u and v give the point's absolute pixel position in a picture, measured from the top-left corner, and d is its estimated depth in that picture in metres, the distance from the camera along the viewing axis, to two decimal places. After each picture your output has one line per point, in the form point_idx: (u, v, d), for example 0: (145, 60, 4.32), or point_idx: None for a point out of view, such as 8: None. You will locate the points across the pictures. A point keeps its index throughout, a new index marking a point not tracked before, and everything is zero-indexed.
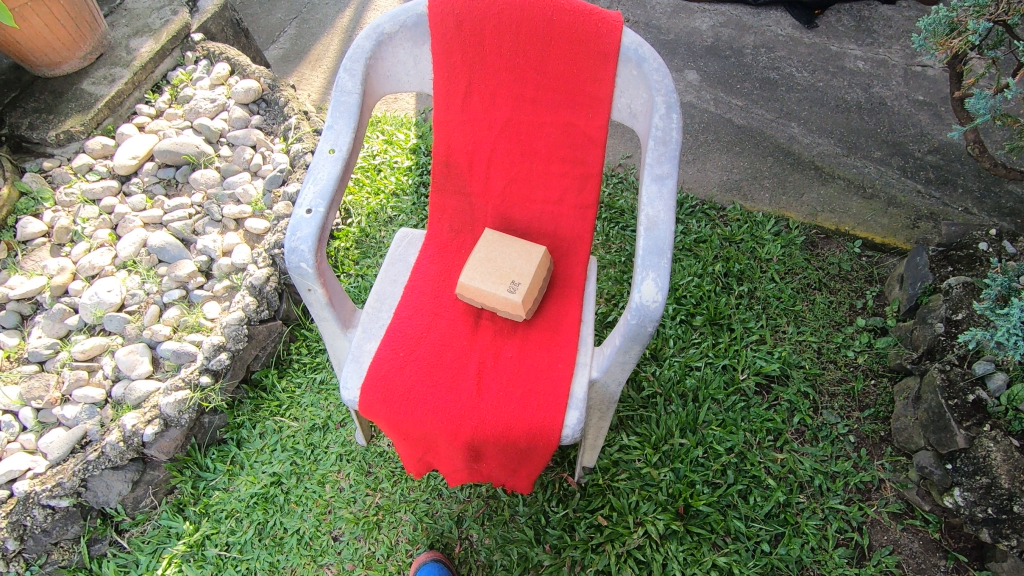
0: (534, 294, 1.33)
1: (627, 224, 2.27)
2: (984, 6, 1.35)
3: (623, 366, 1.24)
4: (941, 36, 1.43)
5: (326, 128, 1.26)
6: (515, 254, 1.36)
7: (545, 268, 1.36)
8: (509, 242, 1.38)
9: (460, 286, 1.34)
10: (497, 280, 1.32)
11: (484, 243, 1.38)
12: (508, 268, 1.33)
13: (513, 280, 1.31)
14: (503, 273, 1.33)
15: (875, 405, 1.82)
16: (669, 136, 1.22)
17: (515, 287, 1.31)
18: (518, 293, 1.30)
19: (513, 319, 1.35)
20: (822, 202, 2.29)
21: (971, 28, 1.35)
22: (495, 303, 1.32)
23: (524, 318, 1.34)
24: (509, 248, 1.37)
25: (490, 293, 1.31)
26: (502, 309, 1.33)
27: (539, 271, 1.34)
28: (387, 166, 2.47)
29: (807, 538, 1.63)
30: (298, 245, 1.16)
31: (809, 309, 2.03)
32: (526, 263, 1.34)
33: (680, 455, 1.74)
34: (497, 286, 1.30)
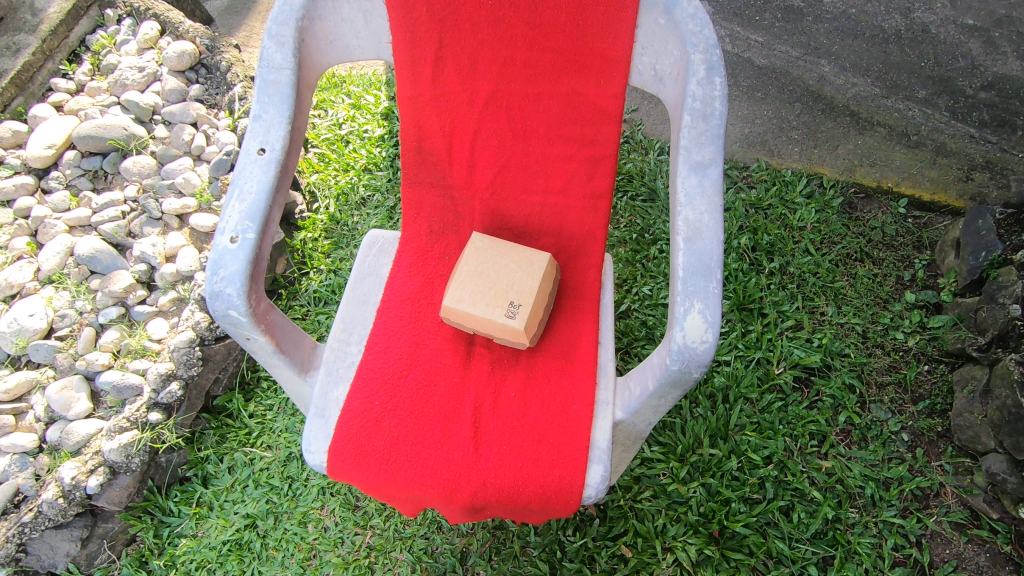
0: (540, 315, 1.07)
1: (636, 193, 1.97)
2: None
3: (656, 408, 0.98)
4: None
5: (253, 119, 0.94)
6: (512, 264, 1.08)
7: (551, 280, 1.09)
8: (504, 249, 1.10)
9: (444, 307, 1.07)
10: (492, 300, 1.05)
11: (471, 252, 1.10)
12: (505, 284, 1.06)
13: (511, 301, 1.05)
14: (499, 291, 1.06)
15: (931, 396, 1.59)
16: (711, 107, 0.92)
17: (516, 309, 1.04)
18: (519, 319, 1.03)
19: (515, 347, 1.09)
20: (860, 154, 2.00)
21: None
22: (489, 330, 1.06)
23: (528, 345, 1.07)
24: (503, 256, 1.09)
25: (483, 319, 1.05)
26: (498, 337, 1.07)
27: (543, 286, 1.07)
28: (356, 137, 2.13)
29: (862, 559, 1.42)
30: (223, 287, 0.86)
31: (851, 285, 1.78)
32: (528, 276, 1.07)
33: (711, 468, 1.53)
34: (493, 307, 1.05)
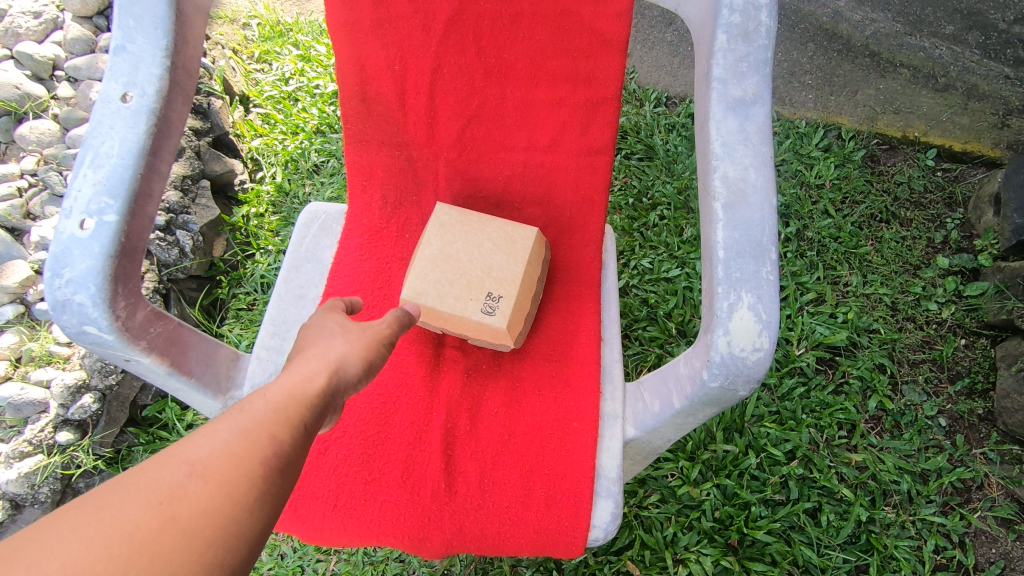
0: (525, 308, 0.85)
1: (631, 150, 1.72)
2: None
3: (680, 427, 0.75)
4: None
5: (114, 49, 0.67)
6: (488, 245, 0.86)
7: (538, 262, 0.87)
8: (477, 224, 0.87)
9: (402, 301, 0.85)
10: (464, 291, 0.84)
11: (435, 229, 0.87)
12: (479, 270, 0.85)
13: (488, 292, 0.84)
14: (473, 278, 0.84)
15: (971, 373, 1.41)
16: (753, 24, 0.68)
17: (495, 302, 0.83)
18: (499, 315, 0.82)
19: (496, 348, 0.88)
20: (883, 99, 1.74)
21: None
22: (461, 330, 0.85)
23: (512, 345, 0.86)
24: (477, 234, 0.86)
25: (452, 316, 0.83)
26: (473, 337, 0.86)
27: (528, 271, 0.86)
28: (305, 93, 1.82)
29: (899, 565, 1.24)
30: (71, 294, 0.60)
31: (876, 250, 1.56)
32: (509, 259, 0.85)
33: (726, 466, 1.33)
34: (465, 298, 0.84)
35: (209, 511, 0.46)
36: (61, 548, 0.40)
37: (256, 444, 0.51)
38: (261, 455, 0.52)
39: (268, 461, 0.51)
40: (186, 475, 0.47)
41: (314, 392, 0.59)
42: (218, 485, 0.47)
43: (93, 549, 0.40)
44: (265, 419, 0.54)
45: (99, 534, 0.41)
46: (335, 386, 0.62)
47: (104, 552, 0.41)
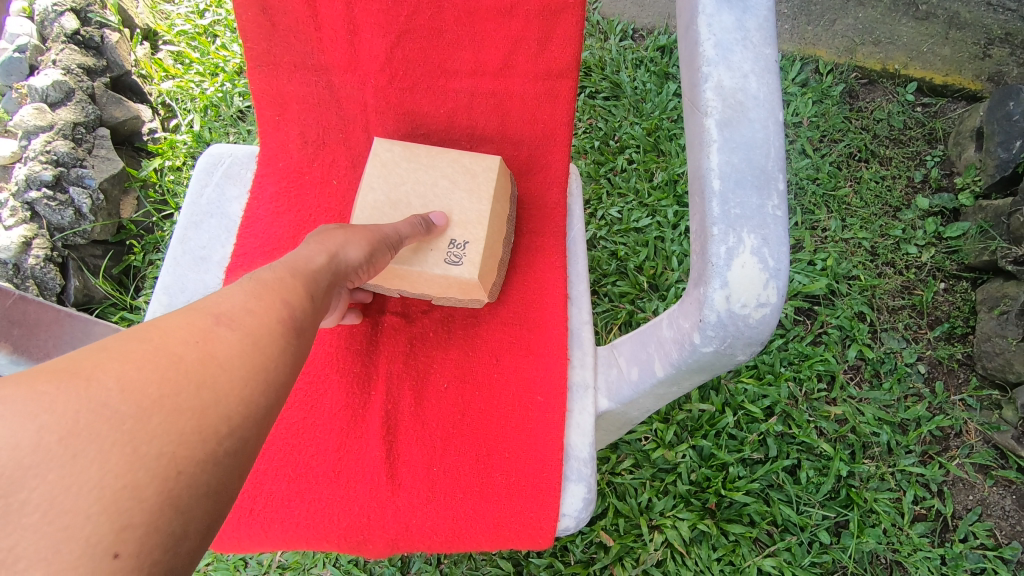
0: (497, 253, 0.72)
1: (596, 89, 1.56)
2: None
3: (662, 396, 0.64)
4: None
5: None
6: (444, 183, 0.71)
7: (504, 200, 0.73)
8: (426, 158, 0.72)
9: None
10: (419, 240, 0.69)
11: (375, 169, 0.71)
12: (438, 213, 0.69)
13: (451, 238, 0.69)
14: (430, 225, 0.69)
15: (950, 318, 1.34)
16: None
17: (460, 249, 0.69)
18: (468, 264, 0.68)
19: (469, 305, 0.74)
20: (861, 30, 1.63)
21: None
22: (423, 288, 0.70)
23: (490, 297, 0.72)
24: (428, 171, 0.71)
25: (410, 271, 0.68)
26: (437, 296, 0.71)
27: (495, 211, 0.72)
28: (223, 27, 1.57)
29: (879, 519, 1.19)
30: None
31: (855, 191, 1.47)
32: (470, 197, 0.70)
33: (702, 426, 1.25)
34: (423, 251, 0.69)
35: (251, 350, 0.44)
36: (117, 364, 0.38)
37: (280, 298, 0.49)
38: (287, 309, 0.49)
39: (295, 314, 0.49)
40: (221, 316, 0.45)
41: (318, 269, 0.54)
42: (253, 329, 0.45)
43: (147, 367, 0.39)
44: (286, 279, 0.51)
45: (152, 355, 0.40)
46: (337, 267, 0.57)
47: (156, 378, 0.39)
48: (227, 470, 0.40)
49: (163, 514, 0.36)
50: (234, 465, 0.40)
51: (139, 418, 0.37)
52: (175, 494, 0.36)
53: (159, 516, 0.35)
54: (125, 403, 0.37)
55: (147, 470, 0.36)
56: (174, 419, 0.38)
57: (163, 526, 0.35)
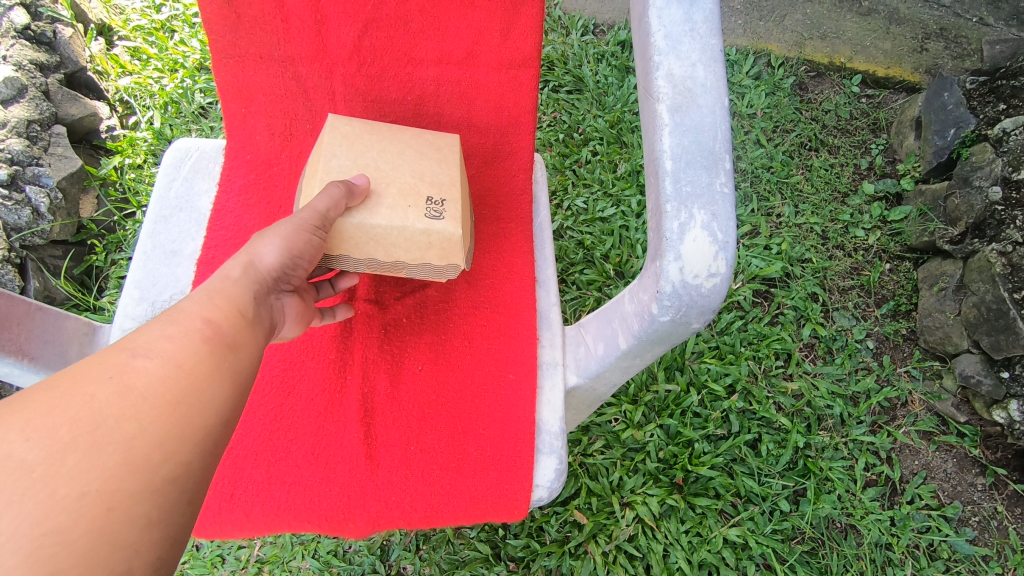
0: (470, 216, 0.73)
1: (559, 83, 1.59)
2: None
3: (626, 370, 0.68)
4: None
5: None
6: (411, 152, 0.71)
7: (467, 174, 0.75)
8: (390, 131, 0.72)
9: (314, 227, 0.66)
10: (394, 200, 0.68)
11: (339, 138, 0.70)
12: (410, 177, 0.70)
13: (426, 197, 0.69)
14: (403, 185, 0.69)
15: (896, 296, 1.43)
16: None
17: (439, 206, 0.69)
18: (449, 218, 0.68)
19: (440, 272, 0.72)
20: (809, 25, 1.71)
21: None
22: (402, 248, 0.68)
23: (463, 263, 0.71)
24: (393, 142, 0.72)
25: (390, 227, 0.67)
26: (413, 263, 0.69)
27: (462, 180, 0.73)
28: (182, 22, 1.56)
29: (835, 486, 1.27)
30: None
31: (807, 178, 1.55)
32: (440, 164, 0.71)
33: (669, 406, 1.31)
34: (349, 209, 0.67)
35: (175, 376, 0.48)
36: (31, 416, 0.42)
37: (201, 319, 0.52)
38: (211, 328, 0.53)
39: (219, 332, 0.52)
40: (141, 349, 0.48)
41: (235, 281, 0.58)
42: (173, 356, 0.49)
43: (59, 414, 0.43)
44: (206, 301, 0.54)
45: (66, 401, 0.44)
46: (255, 274, 0.59)
47: (71, 425, 0.43)
48: (163, 494, 0.44)
49: (90, 548, 0.40)
50: (172, 488, 0.45)
51: (54, 461, 0.41)
52: (101, 529, 0.41)
53: (86, 551, 0.40)
54: (40, 450, 0.41)
55: (68, 510, 0.40)
56: (94, 455, 0.42)
57: (94, 558, 0.40)
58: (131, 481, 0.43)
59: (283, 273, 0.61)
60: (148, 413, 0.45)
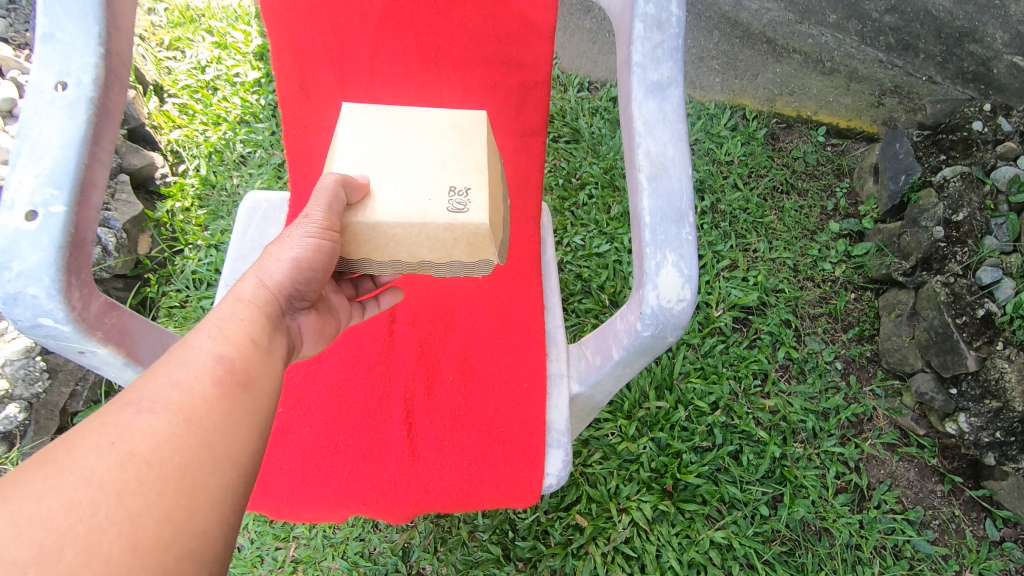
0: (493, 203, 0.78)
1: (558, 134, 1.80)
2: None
3: (618, 378, 0.84)
4: None
5: (43, 38, 0.65)
6: (431, 137, 0.77)
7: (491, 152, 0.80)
8: (409, 120, 0.78)
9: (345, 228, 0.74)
10: (421, 194, 0.74)
11: (359, 138, 0.77)
12: (432, 166, 0.75)
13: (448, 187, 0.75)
14: (426, 177, 0.75)
15: (860, 322, 1.60)
16: (665, 15, 0.76)
17: (461, 195, 0.74)
18: (473, 208, 0.74)
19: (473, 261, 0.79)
20: (779, 83, 1.92)
21: None
22: (435, 248, 0.75)
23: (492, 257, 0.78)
24: (412, 131, 0.78)
25: (417, 220, 0.73)
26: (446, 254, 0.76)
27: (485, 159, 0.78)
28: (224, 82, 1.76)
29: (808, 492, 1.42)
30: (27, 291, 0.59)
31: (779, 219, 1.74)
32: (460, 150, 0.77)
33: (660, 421, 1.46)
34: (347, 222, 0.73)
35: (180, 432, 0.54)
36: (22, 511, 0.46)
37: (211, 357, 0.60)
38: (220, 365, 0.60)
39: (229, 373, 0.60)
40: (147, 407, 0.54)
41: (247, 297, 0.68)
42: (174, 415, 0.55)
43: (51, 506, 0.47)
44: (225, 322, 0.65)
45: (57, 493, 0.47)
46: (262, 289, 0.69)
47: (66, 514, 0.47)
48: (176, 566, 0.50)
49: None
50: (184, 557, 0.50)
51: (51, 557, 0.45)
52: None
53: None
54: (36, 544, 0.45)
55: None
56: (96, 542, 0.47)
57: None
58: (139, 562, 0.48)
59: (294, 291, 0.73)
60: (153, 478, 0.51)
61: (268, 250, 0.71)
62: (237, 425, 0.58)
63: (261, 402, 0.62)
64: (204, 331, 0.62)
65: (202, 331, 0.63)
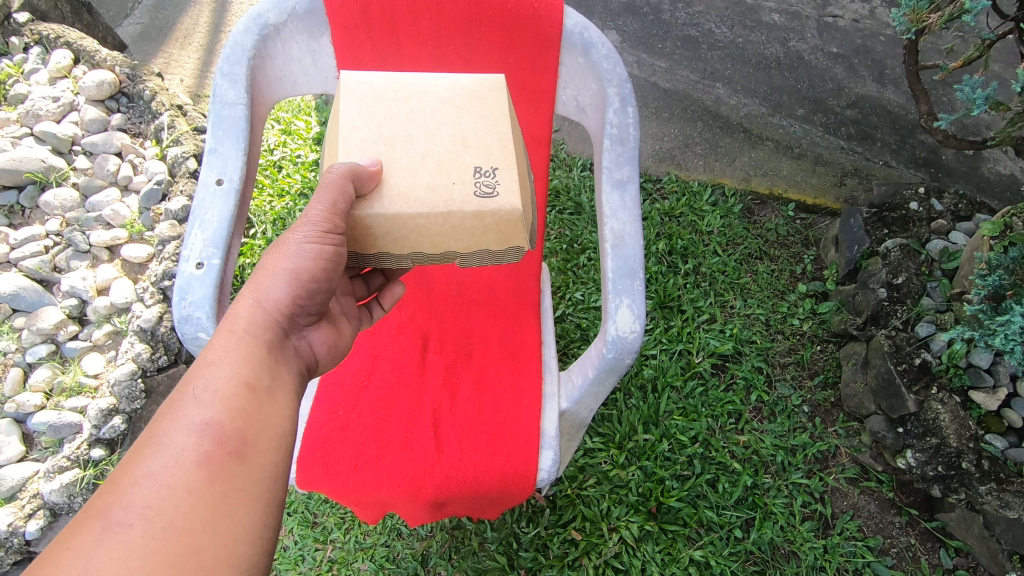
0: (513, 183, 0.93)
1: (563, 207, 2.13)
2: None
3: (596, 396, 1.10)
4: (918, 11, 1.32)
5: (209, 152, 1.03)
6: (445, 132, 0.93)
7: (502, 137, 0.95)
8: (421, 118, 0.94)
9: (364, 220, 0.88)
10: (446, 180, 0.90)
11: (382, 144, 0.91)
12: (450, 156, 0.91)
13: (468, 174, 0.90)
14: (448, 166, 0.90)
15: (824, 371, 1.84)
16: (626, 134, 1.08)
17: (483, 175, 0.90)
18: (496, 189, 0.90)
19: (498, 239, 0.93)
20: (754, 165, 2.21)
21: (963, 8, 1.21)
22: (464, 235, 0.91)
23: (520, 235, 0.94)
24: (426, 127, 0.93)
25: (448, 204, 0.89)
26: (475, 235, 0.92)
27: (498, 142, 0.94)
28: (289, 162, 2.14)
29: (776, 518, 1.62)
30: (192, 312, 0.93)
31: (753, 280, 2.02)
32: (473, 138, 0.92)
33: (646, 452, 1.69)
34: (358, 213, 0.88)
35: (157, 545, 0.64)
36: None
37: (192, 441, 0.72)
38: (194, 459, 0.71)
39: (204, 459, 0.71)
40: (123, 518, 0.65)
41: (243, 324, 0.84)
42: (148, 529, 0.65)
43: None
44: (220, 370, 0.79)
45: None
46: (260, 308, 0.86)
47: None
48: None
49: None
50: None
51: None
52: None
53: None
54: None
55: None
56: None
57: None
58: None
59: (295, 301, 0.89)
60: None
61: (263, 276, 0.87)
62: (214, 516, 0.69)
63: (237, 481, 0.72)
64: (190, 401, 0.75)
65: (188, 400, 0.75)
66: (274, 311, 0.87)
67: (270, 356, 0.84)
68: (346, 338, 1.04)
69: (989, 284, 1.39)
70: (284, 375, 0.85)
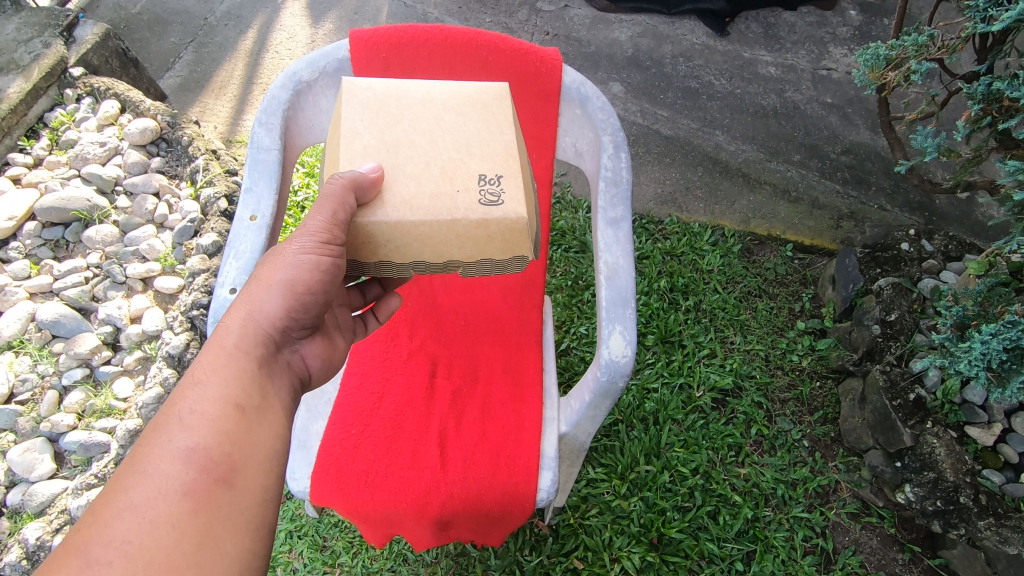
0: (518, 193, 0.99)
1: (569, 245, 2.23)
2: (925, 46, 1.35)
3: (593, 419, 1.17)
4: (877, 70, 1.44)
5: (245, 191, 1.16)
6: (448, 144, 0.99)
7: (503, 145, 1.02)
8: (429, 130, 1.01)
9: (367, 228, 0.94)
10: (452, 187, 0.96)
11: (391, 152, 0.98)
12: (456, 164, 0.98)
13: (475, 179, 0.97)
14: (455, 173, 0.97)
15: (823, 406, 1.88)
16: (620, 176, 1.19)
17: (488, 183, 0.97)
18: (502, 197, 0.96)
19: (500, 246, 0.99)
20: (753, 209, 2.29)
21: (914, 67, 1.35)
22: (470, 243, 0.96)
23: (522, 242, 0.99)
24: (434, 138, 1.00)
25: (454, 210, 0.95)
26: (480, 241, 0.97)
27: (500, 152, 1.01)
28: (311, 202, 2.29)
29: (777, 551, 1.64)
30: None
31: (752, 317, 2.08)
32: (477, 150, 0.99)
33: (648, 483, 1.73)
34: (359, 220, 0.93)
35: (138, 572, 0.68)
36: None
37: (179, 465, 0.77)
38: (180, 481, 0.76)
39: (189, 485, 0.76)
40: (102, 554, 0.69)
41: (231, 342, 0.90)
42: (133, 554, 0.69)
43: None
44: (209, 388, 0.85)
45: None
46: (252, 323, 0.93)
47: None
48: None
49: None
50: None
51: None
52: None
53: None
54: None
55: None
56: None
57: None
58: None
59: (289, 314, 0.95)
60: None
61: (257, 292, 0.94)
62: (195, 540, 0.73)
63: (220, 507, 0.76)
64: (180, 422, 0.80)
65: (173, 424, 0.80)
66: (267, 325, 0.93)
67: (263, 370, 0.91)
68: (340, 350, 1.10)
69: (952, 315, 1.46)
70: (274, 389, 0.91)
